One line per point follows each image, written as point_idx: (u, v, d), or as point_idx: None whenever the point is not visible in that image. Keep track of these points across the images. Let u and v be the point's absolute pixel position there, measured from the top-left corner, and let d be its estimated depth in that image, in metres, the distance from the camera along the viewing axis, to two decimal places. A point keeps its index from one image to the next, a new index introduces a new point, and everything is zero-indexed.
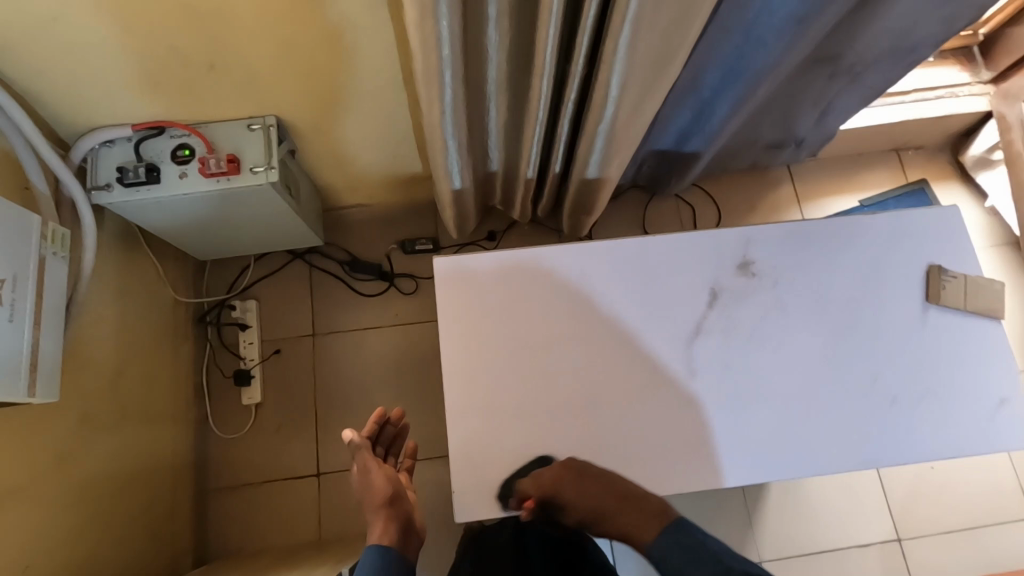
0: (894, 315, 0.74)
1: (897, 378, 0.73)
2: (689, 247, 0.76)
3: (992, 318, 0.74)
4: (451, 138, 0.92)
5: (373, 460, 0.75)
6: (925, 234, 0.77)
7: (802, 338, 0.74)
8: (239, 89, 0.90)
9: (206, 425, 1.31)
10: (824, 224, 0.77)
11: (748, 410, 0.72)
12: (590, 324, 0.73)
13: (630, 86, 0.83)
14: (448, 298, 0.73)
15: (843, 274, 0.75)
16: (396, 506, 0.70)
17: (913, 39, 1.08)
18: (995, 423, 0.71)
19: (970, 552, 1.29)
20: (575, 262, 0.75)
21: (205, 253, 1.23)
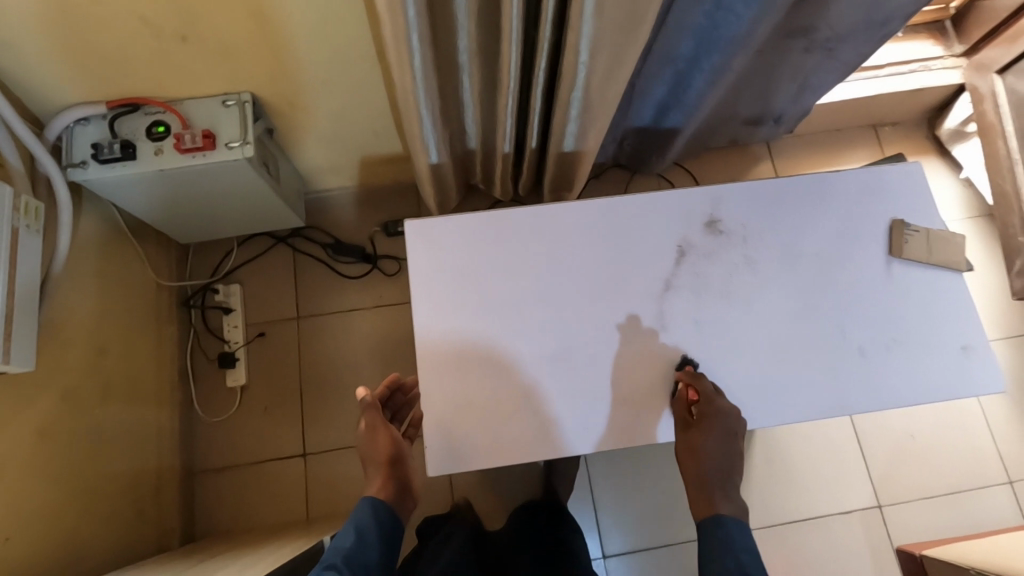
0: (860, 268, 0.76)
1: (863, 328, 0.74)
2: (659, 206, 0.77)
3: (955, 271, 0.76)
4: (424, 109, 0.93)
5: (381, 423, 0.76)
6: (890, 190, 0.78)
7: (770, 294, 0.75)
8: (212, 65, 0.90)
9: (191, 408, 1.31)
10: (792, 182, 0.78)
11: (716, 363, 0.73)
12: (562, 283, 0.75)
13: (600, 51, 0.84)
14: (421, 261, 0.74)
15: (810, 230, 0.77)
16: (395, 469, 0.75)
17: (887, 13, 1.07)
18: (959, 368, 0.73)
19: (949, 517, 1.31)
20: (546, 222, 0.76)
21: (186, 233, 1.24)
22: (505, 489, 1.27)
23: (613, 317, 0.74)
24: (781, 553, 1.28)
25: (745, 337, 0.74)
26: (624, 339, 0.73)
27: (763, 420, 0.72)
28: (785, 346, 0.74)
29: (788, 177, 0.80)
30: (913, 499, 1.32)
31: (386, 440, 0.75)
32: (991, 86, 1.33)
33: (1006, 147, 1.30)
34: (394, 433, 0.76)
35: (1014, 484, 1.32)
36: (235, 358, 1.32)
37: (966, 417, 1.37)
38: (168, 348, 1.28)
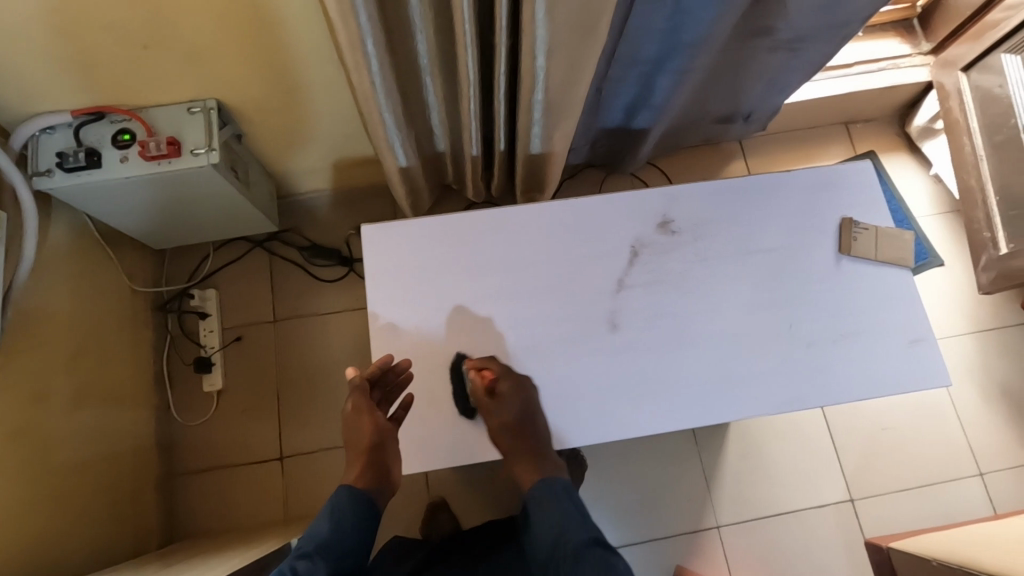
0: (813, 264, 0.77)
1: (815, 323, 0.76)
2: (615, 205, 0.78)
3: (902, 267, 0.77)
4: (386, 112, 0.94)
5: (367, 407, 0.68)
6: (843, 186, 0.80)
7: (723, 291, 0.76)
8: (175, 73, 0.91)
9: (168, 412, 1.32)
10: (745, 179, 0.80)
11: (669, 359, 0.75)
12: (518, 283, 0.76)
13: (556, 54, 0.85)
14: (377, 262, 0.75)
15: (763, 228, 0.78)
16: (376, 455, 0.67)
17: (847, 14, 1.08)
18: (908, 360, 0.74)
19: (921, 509, 1.32)
20: (502, 223, 0.77)
21: (160, 238, 1.25)
22: (481, 489, 1.28)
23: (569, 315, 0.75)
24: (756, 547, 1.29)
25: (698, 334, 0.75)
26: (579, 337, 0.75)
27: (717, 415, 0.73)
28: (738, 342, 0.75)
29: (743, 175, 0.81)
30: (885, 493, 1.33)
31: (369, 426, 0.67)
32: (957, 83, 1.35)
33: (971, 142, 1.31)
34: (380, 419, 0.68)
35: (984, 476, 1.34)
36: (211, 362, 1.33)
37: (937, 410, 1.38)
38: (142, 353, 1.29)
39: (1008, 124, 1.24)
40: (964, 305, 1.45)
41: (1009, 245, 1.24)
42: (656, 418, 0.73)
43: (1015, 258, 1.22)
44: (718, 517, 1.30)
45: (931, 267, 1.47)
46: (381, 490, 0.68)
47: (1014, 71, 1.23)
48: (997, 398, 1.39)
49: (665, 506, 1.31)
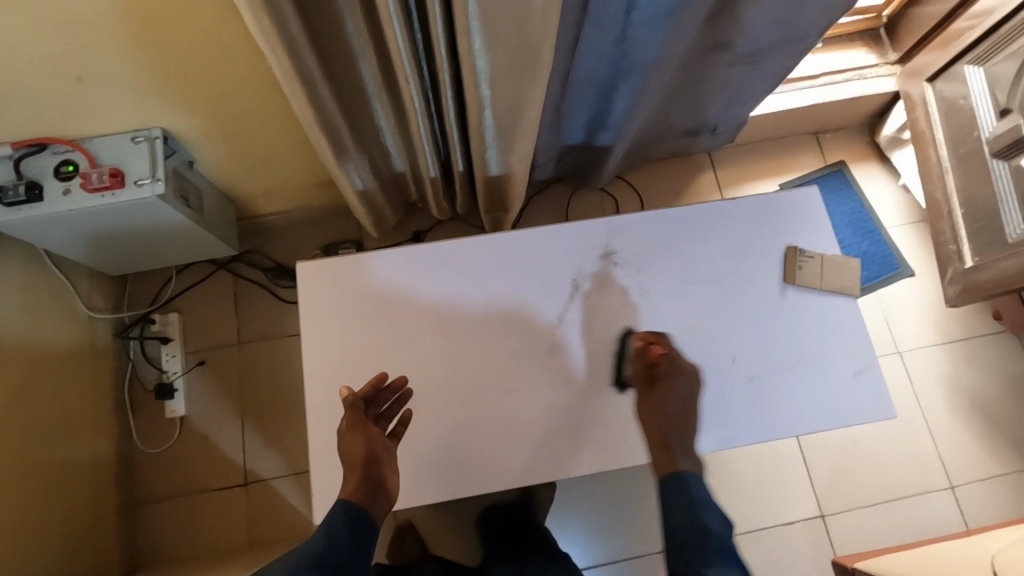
0: (753, 295, 0.77)
1: (756, 356, 0.75)
2: (550, 238, 0.79)
3: (848, 295, 0.77)
4: (333, 140, 0.92)
5: (360, 424, 0.67)
6: (783, 213, 0.80)
7: (659, 323, 0.76)
8: (115, 103, 0.90)
9: (130, 439, 1.30)
10: (688, 208, 0.80)
11: (609, 394, 0.75)
12: (457, 320, 0.77)
13: (500, 82, 0.84)
14: (316, 301, 0.77)
15: (701, 258, 0.78)
16: (371, 469, 0.64)
17: (802, 28, 1.07)
18: (850, 393, 0.74)
19: (892, 524, 1.31)
20: (440, 258, 0.78)
21: (117, 264, 1.23)
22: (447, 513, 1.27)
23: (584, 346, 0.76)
24: None
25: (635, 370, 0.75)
26: (516, 373, 0.75)
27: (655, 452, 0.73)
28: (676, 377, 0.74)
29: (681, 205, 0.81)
30: (855, 508, 1.32)
31: (364, 438, 0.65)
32: (922, 93, 1.34)
33: (937, 154, 1.30)
34: (375, 431, 0.66)
35: (956, 489, 1.33)
36: (173, 388, 1.31)
37: (908, 423, 1.38)
38: (100, 381, 1.27)
39: (972, 136, 1.22)
40: (935, 316, 1.44)
41: (975, 258, 1.23)
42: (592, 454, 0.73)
43: (981, 271, 1.21)
44: None
45: (901, 278, 1.47)
46: (375, 509, 0.64)
47: (977, 83, 1.22)
48: (968, 410, 1.38)
49: (633, 526, 1.30)
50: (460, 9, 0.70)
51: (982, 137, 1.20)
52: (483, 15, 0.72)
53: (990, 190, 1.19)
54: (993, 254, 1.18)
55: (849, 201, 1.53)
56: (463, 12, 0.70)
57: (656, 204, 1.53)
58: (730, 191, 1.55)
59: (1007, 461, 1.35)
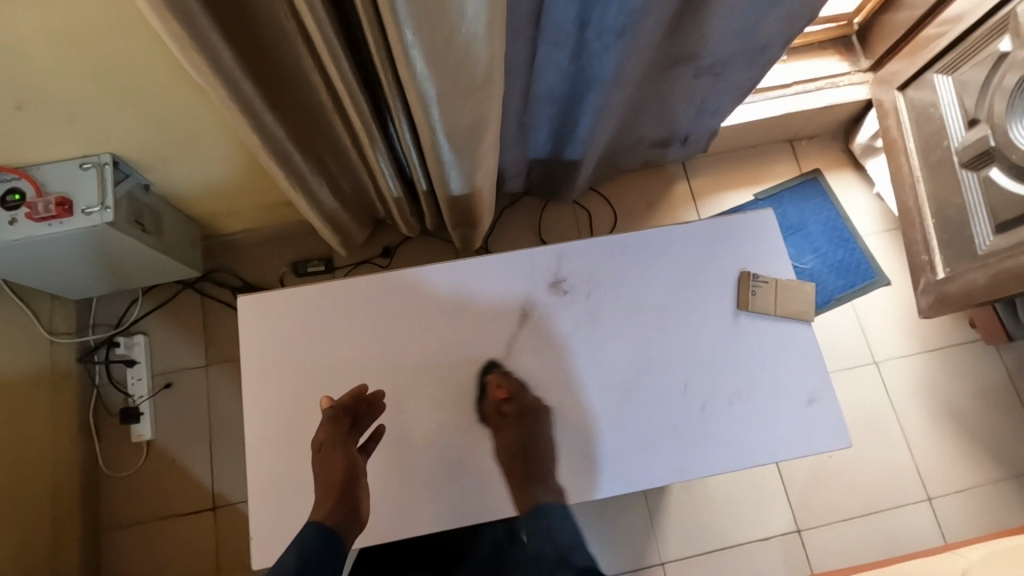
0: (701, 323, 0.77)
1: (705, 384, 0.76)
2: (497, 268, 0.80)
3: (801, 321, 0.78)
4: (285, 165, 0.90)
5: (338, 438, 0.69)
6: (733, 238, 0.80)
7: (606, 353, 0.77)
8: (57, 130, 0.88)
9: (96, 464, 1.29)
10: (639, 234, 0.81)
11: (560, 423, 0.75)
12: (407, 352, 0.77)
13: (448, 106, 0.82)
14: (264, 333, 0.77)
15: (648, 286, 0.79)
16: (350, 487, 0.66)
17: (763, 39, 1.06)
18: (801, 421, 0.74)
19: (869, 537, 1.30)
20: (391, 288, 0.79)
21: (76, 288, 1.21)
22: None
23: (529, 376, 0.76)
24: None
25: (583, 401, 0.75)
26: (462, 405, 0.75)
27: (607, 487, 0.73)
28: (626, 408, 0.75)
29: (628, 232, 0.82)
30: (832, 521, 1.31)
31: (342, 457, 0.67)
32: (894, 102, 1.32)
33: (908, 163, 1.29)
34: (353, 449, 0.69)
35: (933, 500, 1.32)
36: (139, 412, 1.30)
37: (883, 435, 1.36)
38: (62, 406, 1.25)
39: (941, 146, 1.21)
40: (910, 325, 1.43)
41: (946, 269, 1.22)
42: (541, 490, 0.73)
43: (951, 283, 1.20)
44: (662, 554, 1.28)
45: (876, 287, 1.45)
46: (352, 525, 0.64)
47: (946, 92, 1.20)
48: (944, 420, 1.37)
49: (607, 544, 1.28)
50: (397, 37, 0.68)
51: (951, 147, 1.19)
52: (422, 43, 0.70)
53: (959, 202, 1.17)
54: (963, 265, 1.17)
55: (823, 210, 1.52)
56: (400, 40, 0.69)
57: (630, 215, 1.51)
58: (704, 201, 1.53)
59: (985, 472, 1.34)
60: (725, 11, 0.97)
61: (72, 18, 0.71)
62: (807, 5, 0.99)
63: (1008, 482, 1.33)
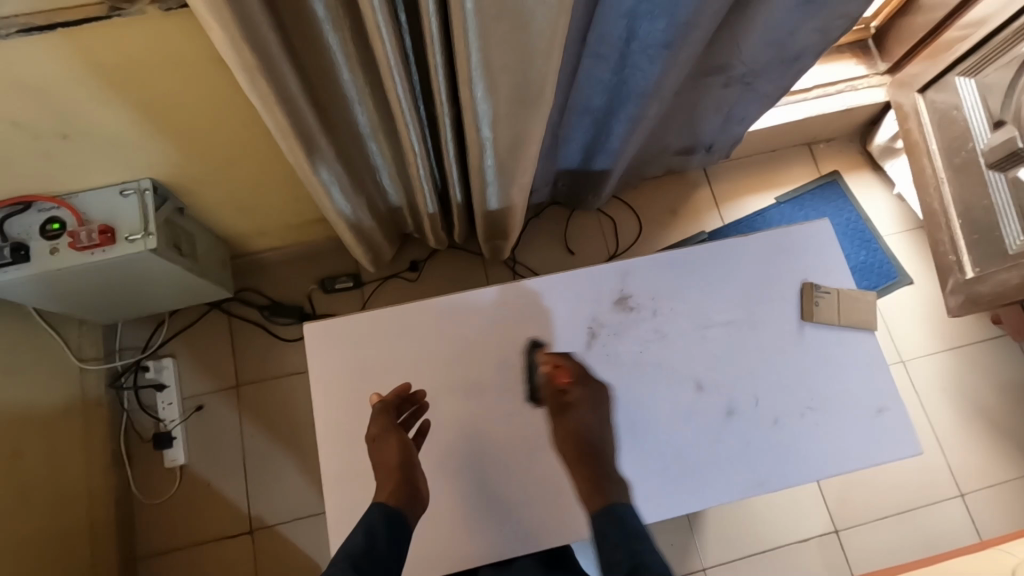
0: (768, 336, 0.84)
1: (774, 400, 0.81)
2: (561, 290, 0.85)
3: (865, 330, 0.84)
4: (333, 187, 0.89)
5: (391, 427, 0.73)
6: (795, 248, 0.87)
7: (673, 368, 0.82)
8: (99, 158, 0.86)
9: (129, 491, 1.27)
10: (700, 252, 0.87)
11: (636, 439, 0.79)
12: (488, 373, 0.81)
13: (503, 126, 0.82)
14: (342, 360, 0.81)
15: (713, 303, 0.85)
16: (406, 472, 0.70)
17: (797, 48, 1.05)
18: (874, 431, 0.80)
19: (906, 535, 1.31)
20: (467, 309, 0.84)
21: (107, 314, 1.20)
22: None
23: (685, 384, 0.81)
24: None
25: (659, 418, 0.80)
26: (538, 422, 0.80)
27: (693, 503, 0.77)
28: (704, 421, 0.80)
29: (691, 248, 0.88)
30: (869, 521, 1.32)
31: (398, 443, 0.72)
32: (915, 104, 1.34)
33: (932, 164, 1.31)
34: (406, 437, 0.73)
35: (965, 496, 1.34)
36: (171, 436, 1.28)
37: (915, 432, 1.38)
38: (93, 436, 1.23)
39: (966, 147, 1.23)
40: (937, 324, 1.45)
41: (975, 269, 1.24)
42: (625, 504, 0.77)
43: (981, 282, 1.22)
44: (703, 559, 1.28)
45: (900, 286, 1.47)
46: (414, 508, 0.69)
47: (969, 94, 1.22)
48: (972, 417, 1.39)
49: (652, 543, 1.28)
50: (464, 60, 0.68)
51: (976, 149, 1.21)
52: (487, 65, 0.70)
53: (987, 203, 1.19)
54: (993, 265, 1.19)
55: (845, 211, 1.53)
56: (467, 63, 0.69)
57: (656, 223, 1.52)
58: (726, 207, 1.54)
59: (1013, 467, 1.36)
60: (765, 22, 0.97)
61: (128, 52, 0.71)
62: (843, 15, 0.98)
63: None
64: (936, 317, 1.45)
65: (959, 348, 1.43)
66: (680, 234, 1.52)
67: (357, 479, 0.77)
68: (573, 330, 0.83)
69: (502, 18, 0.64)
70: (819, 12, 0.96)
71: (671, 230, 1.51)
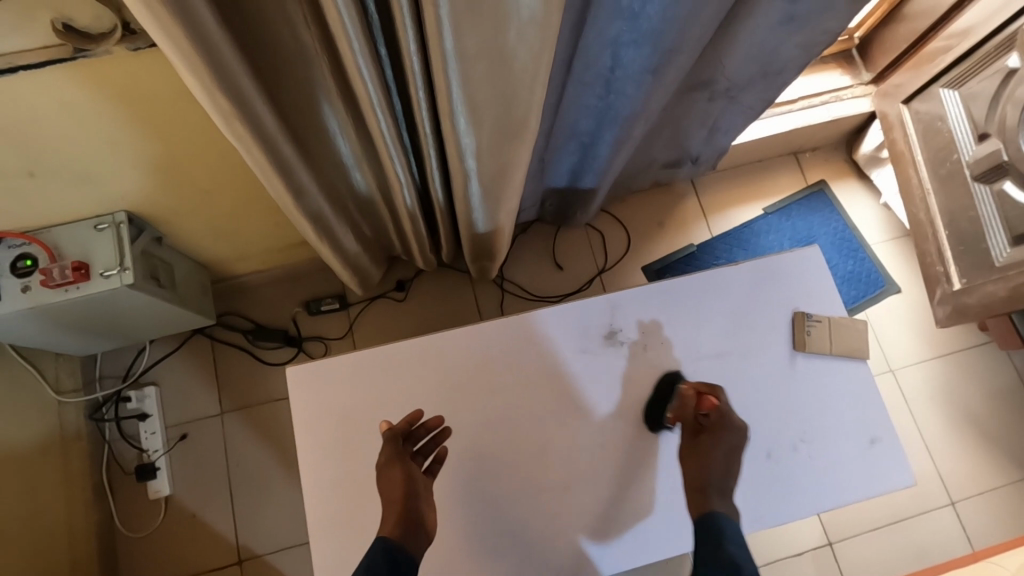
0: (760, 367, 0.84)
1: (768, 434, 0.81)
2: (551, 325, 0.86)
3: (857, 359, 0.85)
4: (317, 220, 0.87)
5: (396, 455, 0.70)
6: (784, 276, 0.88)
7: (664, 401, 0.82)
8: (69, 193, 0.83)
9: (112, 525, 1.24)
10: (688, 282, 0.87)
11: (629, 477, 0.81)
12: (480, 411, 0.82)
13: (488, 157, 0.80)
14: (330, 400, 0.82)
15: (703, 334, 0.85)
16: (412, 506, 0.65)
17: (781, 63, 1.04)
18: (870, 461, 0.81)
19: (900, 545, 1.32)
20: (458, 346, 0.85)
21: (85, 346, 1.17)
22: None
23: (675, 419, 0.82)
24: None
25: (654, 455, 0.81)
26: (534, 457, 0.81)
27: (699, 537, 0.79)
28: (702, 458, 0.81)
29: (678, 278, 0.89)
30: (862, 533, 1.32)
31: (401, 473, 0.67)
32: (899, 115, 1.34)
33: (918, 175, 1.31)
34: (410, 467, 0.68)
35: (956, 504, 1.34)
36: (155, 467, 1.25)
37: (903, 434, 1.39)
38: (74, 471, 1.20)
39: (951, 158, 1.23)
40: (923, 333, 1.45)
41: (961, 280, 1.24)
42: (629, 540, 0.79)
43: (968, 294, 1.22)
44: None
45: (888, 295, 1.47)
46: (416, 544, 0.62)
47: (953, 106, 1.22)
48: (962, 425, 1.40)
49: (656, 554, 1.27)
50: (444, 97, 0.67)
51: (961, 160, 1.21)
52: (467, 101, 0.68)
53: (973, 214, 1.19)
54: (979, 276, 1.19)
55: (832, 221, 1.53)
56: (447, 99, 0.67)
57: (643, 236, 1.50)
58: (715, 218, 1.53)
59: (1001, 473, 1.36)
60: (750, 39, 0.96)
61: (97, 91, 0.68)
62: (827, 31, 0.97)
63: None
64: (926, 327, 1.46)
65: (950, 358, 1.44)
66: (669, 246, 1.51)
67: (347, 522, 0.78)
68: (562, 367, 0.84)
69: (482, 57, 0.62)
70: (805, 29, 0.95)
71: (660, 243, 1.50)
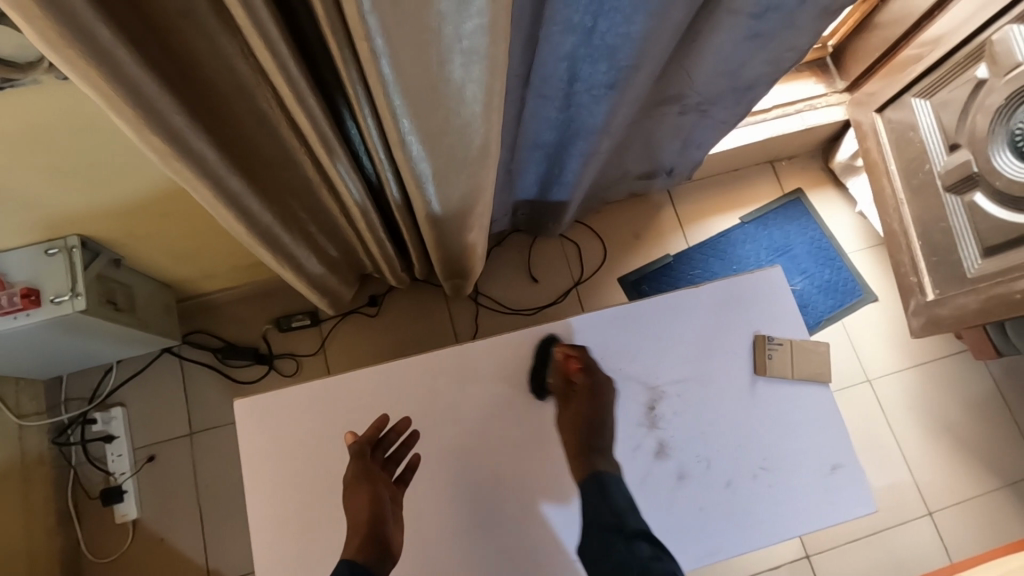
0: (721, 390, 0.86)
1: (729, 460, 0.84)
2: (515, 349, 0.87)
3: (817, 382, 0.87)
4: (276, 246, 0.86)
5: (364, 471, 0.79)
6: (745, 299, 0.90)
7: (625, 424, 0.84)
8: (14, 220, 0.81)
9: (78, 550, 1.22)
10: (651, 305, 0.89)
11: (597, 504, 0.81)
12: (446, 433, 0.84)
13: (446, 182, 0.79)
14: (285, 428, 0.83)
15: (665, 358, 0.87)
16: (377, 527, 0.74)
17: (748, 78, 1.03)
18: (831, 487, 0.83)
19: (880, 557, 1.31)
20: (423, 373, 0.86)
21: (45, 367, 1.15)
22: None
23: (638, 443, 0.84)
24: None
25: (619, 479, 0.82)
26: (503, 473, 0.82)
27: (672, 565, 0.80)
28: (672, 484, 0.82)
29: (641, 301, 0.90)
30: (839, 544, 1.32)
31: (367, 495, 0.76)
32: (873, 124, 1.33)
33: (891, 185, 1.30)
34: (374, 490, 0.77)
35: (934, 515, 1.34)
36: (122, 491, 1.23)
37: (881, 440, 1.39)
38: (36, 497, 1.18)
39: (923, 169, 1.22)
40: (901, 343, 1.45)
41: (934, 291, 1.23)
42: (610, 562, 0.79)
43: (941, 305, 1.21)
44: None
45: (865, 304, 1.47)
46: (382, 560, 0.72)
47: (924, 116, 1.21)
48: (939, 435, 1.39)
49: None
50: (393, 126, 0.65)
51: (933, 170, 1.20)
52: (418, 129, 0.66)
53: (944, 226, 1.18)
54: (953, 288, 1.18)
55: (808, 229, 1.52)
56: (396, 128, 0.65)
57: (619, 247, 1.49)
58: (691, 227, 1.52)
59: (978, 482, 1.36)
60: (715, 54, 0.95)
61: (32, 118, 0.66)
62: (793, 48, 0.96)
63: (1001, 491, 1.36)
64: (903, 336, 1.45)
65: (929, 368, 1.44)
66: (645, 258, 1.49)
67: (307, 549, 0.79)
68: (527, 391, 0.85)
69: (425, 87, 0.60)
70: (770, 45, 0.94)
71: (636, 253, 1.49)
